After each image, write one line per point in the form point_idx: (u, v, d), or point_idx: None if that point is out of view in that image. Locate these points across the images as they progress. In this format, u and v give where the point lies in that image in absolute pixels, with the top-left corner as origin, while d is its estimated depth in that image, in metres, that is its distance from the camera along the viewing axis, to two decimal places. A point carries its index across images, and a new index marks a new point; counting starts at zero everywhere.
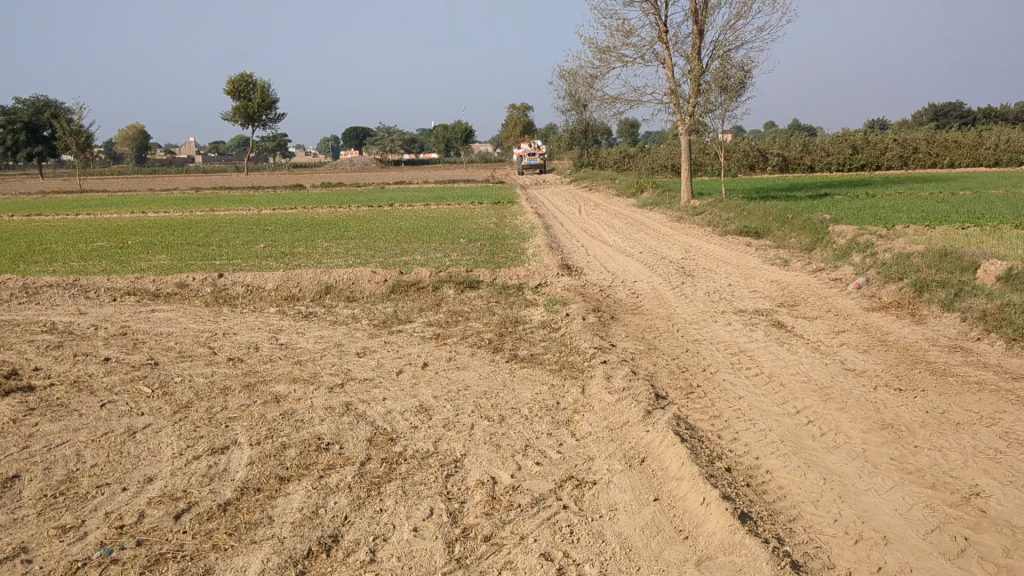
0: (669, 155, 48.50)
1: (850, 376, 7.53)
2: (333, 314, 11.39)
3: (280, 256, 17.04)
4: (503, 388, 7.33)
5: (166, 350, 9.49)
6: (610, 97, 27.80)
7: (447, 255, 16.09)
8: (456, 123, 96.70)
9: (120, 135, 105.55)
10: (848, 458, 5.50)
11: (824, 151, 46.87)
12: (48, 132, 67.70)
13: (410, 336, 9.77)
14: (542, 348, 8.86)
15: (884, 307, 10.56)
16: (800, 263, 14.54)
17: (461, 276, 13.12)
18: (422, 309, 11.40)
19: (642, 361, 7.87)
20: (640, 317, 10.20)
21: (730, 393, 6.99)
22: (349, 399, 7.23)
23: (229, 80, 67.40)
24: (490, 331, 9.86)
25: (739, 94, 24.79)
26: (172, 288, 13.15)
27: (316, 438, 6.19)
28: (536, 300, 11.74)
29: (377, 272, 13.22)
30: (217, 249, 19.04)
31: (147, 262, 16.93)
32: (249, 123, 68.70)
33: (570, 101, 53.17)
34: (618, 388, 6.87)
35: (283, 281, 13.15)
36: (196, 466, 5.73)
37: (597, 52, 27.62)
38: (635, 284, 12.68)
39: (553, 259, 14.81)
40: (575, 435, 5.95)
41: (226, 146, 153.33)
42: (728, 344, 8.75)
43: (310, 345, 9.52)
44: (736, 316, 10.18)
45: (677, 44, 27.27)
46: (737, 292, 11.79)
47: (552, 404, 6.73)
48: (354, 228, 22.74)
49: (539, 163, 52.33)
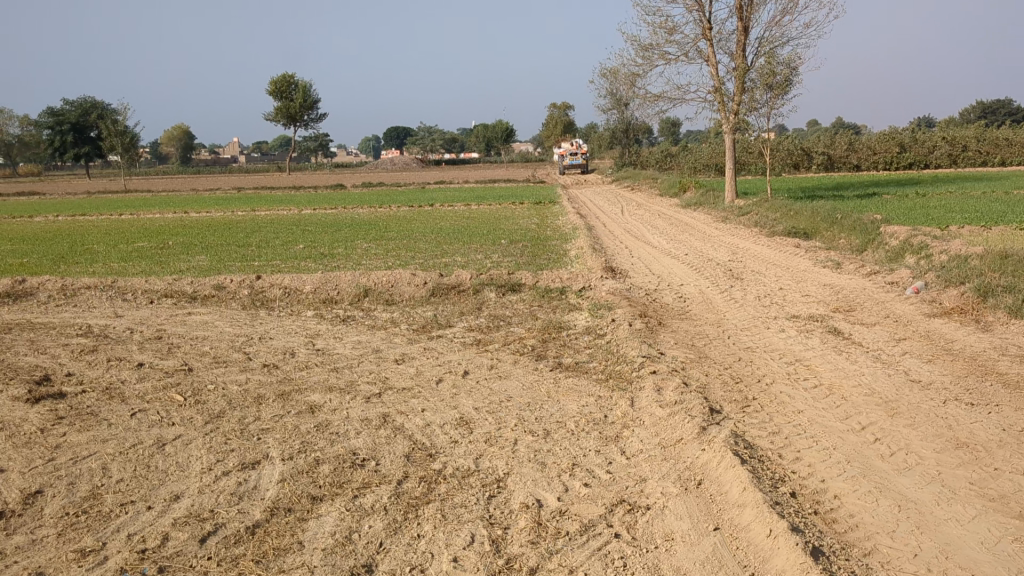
0: (712, 154, 47.82)
1: (917, 389, 7.07)
2: (372, 318, 11.11)
3: (319, 257, 16.85)
4: (547, 399, 6.96)
5: (200, 355, 9.27)
6: (652, 96, 27.34)
7: (488, 257, 15.75)
8: (496, 123, 96.48)
9: (165, 135, 106.69)
10: (922, 482, 5.07)
11: (870, 150, 46.04)
12: (96, 133, 68.53)
13: (450, 342, 9.44)
14: (587, 356, 8.50)
15: (946, 313, 10.06)
16: (852, 265, 14.03)
17: (502, 279, 12.79)
18: (462, 314, 11.08)
19: (693, 372, 7.46)
20: (688, 323, 9.80)
21: (789, 406, 6.57)
22: (387, 410, 6.91)
23: (271, 80, 67.74)
24: (532, 337, 9.51)
25: (786, 91, 24.21)
26: (209, 290, 12.96)
27: (351, 453, 5.88)
28: (580, 304, 11.37)
29: (417, 274, 12.94)
30: (256, 250, 18.90)
31: (186, 263, 16.82)
32: (291, 123, 69.04)
33: (611, 100, 52.73)
34: (669, 401, 6.48)
35: (321, 283, 12.90)
36: (225, 483, 5.45)
37: (640, 50, 27.17)
38: (682, 287, 12.26)
39: (596, 261, 14.42)
40: (625, 454, 5.58)
41: (269, 146, 154.37)
42: (784, 352, 8.32)
43: (348, 351, 9.24)
44: (789, 322, 9.73)
45: (721, 41, 26.74)
46: (788, 297, 11.33)
47: (599, 418, 6.37)
48: (394, 228, 22.50)
49: (580, 163, 51.85)
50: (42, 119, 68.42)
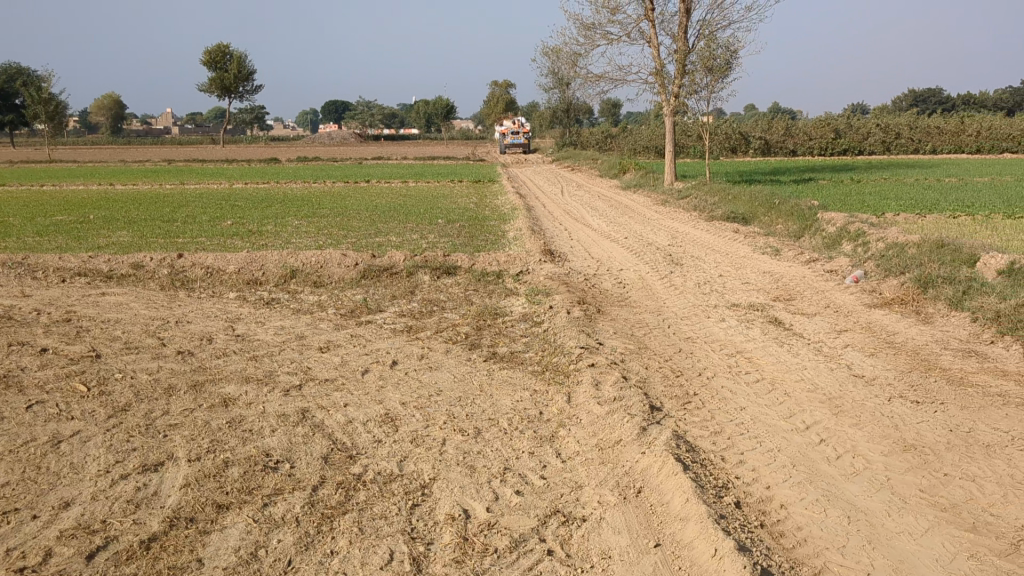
0: (651, 136, 47.87)
1: (861, 384, 6.83)
2: (298, 301, 10.60)
3: (247, 235, 16.18)
4: (480, 394, 6.57)
5: (111, 340, 8.67)
6: (594, 76, 27.00)
7: (423, 237, 15.27)
8: (437, 99, 94.06)
9: (96, 104, 103.35)
10: (871, 490, 4.80)
11: (806, 135, 46.34)
12: (20, 99, 65.82)
13: (379, 329, 8.98)
14: (523, 346, 8.12)
15: (887, 303, 9.90)
16: (792, 251, 13.87)
17: (437, 261, 12.32)
18: (395, 297, 10.62)
19: (632, 364, 7.12)
20: (627, 311, 9.49)
21: (731, 403, 6.29)
22: (308, 404, 6.46)
23: (205, 50, 65.96)
24: (466, 324, 9.09)
25: (726, 75, 24.04)
26: (127, 269, 12.28)
27: (264, 454, 5.43)
28: (516, 289, 10.99)
29: (349, 254, 12.41)
30: (180, 226, 18.12)
31: (106, 238, 16.03)
32: (226, 95, 67.25)
33: (553, 79, 52.42)
34: (608, 398, 6.12)
35: (245, 263, 12.30)
36: (121, 489, 4.95)
37: (582, 29, 26.82)
38: (621, 273, 11.96)
39: (535, 244, 14.05)
40: (560, 456, 5.22)
41: (203, 119, 150.58)
42: (724, 343, 8.06)
43: (270, 337, 8.73)
44: (730, 311, 9.47)
45: (663, 22, 26.50)
46: (729, 284, 11.09)
47: (533, 415, 6.01)
48: (327, 205, 21.85)
49: (521, 143, 51.24)
50: None
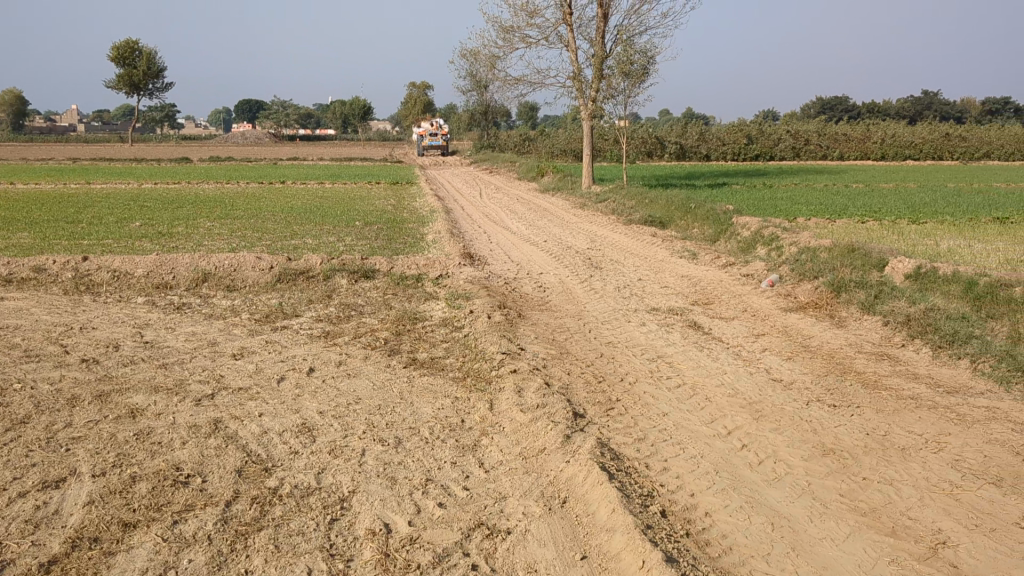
0: (568, 140, 48.19)
1: (779, 389, 6.91)
2: (211, 305, 10.27)
3: (156, 237, 15.67)
4: (400, 401, 6.43)
5: (10, 348, 8.24)
6: (512, 79, 26.99)
7: (341, 240, 15.01)
8: (353, 100, 92.49)
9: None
10: (793, 495, 4.82)
11: (720, 141, 46.99)
12: None
13: (295, 334, 8.74)
14: (444, 351, 7.99)
15: (802, 307, 10.07)
16: (708, 255, 14.05)
17: (355, 264, 12.10)
18: (311, 302, 10.37)
19: (554, 370, 7.06)
20: (548, 315, 9.45)
21: (654, 409, 6.28)
22: (220, 415, 6.22)
23: (113, 46, 63.97)
24: (385, 329, 8.92)
25: (642, 80, 24.29)
26: (27, 273, 11.75)
27: (174, 468, 5.19)
28: (435, 293, 10.85)
29: (264, 257, 12.10)
30: (86, 227, 17.46)
31: (5, 240, 15.34)
32: (135, 91, 65.31)
33: (471, 81, 52.36)
34: (531, 405, 6.04)
35: (155, 266, 11.88)
36: (18, 508, 4.67)
37: (500, 31, 26.80)
38: (541, 276, 11.92)
39: (454, 247, 13.93)
40: (483, 466, 5.12)
41: (110, 116, 146.06)
42: (646, 348, 8.07)
43: (180, 344, 8.42)
44: (649, 315, 9.51)
45: (581, 27, 26.67)
46: (648, 288, 11.15)
47: (455, 423, 5.89)
48: (241, 206, 21.34)
49: (439, 144, 50.99)
50: None
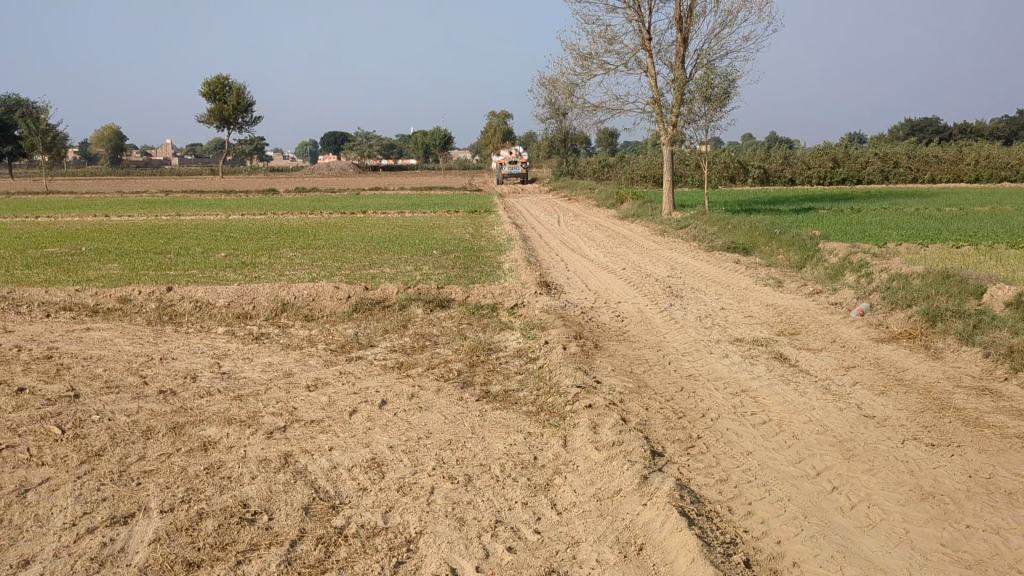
0: (648, 166, 47.82)
1: (872, 425, 6.52)
2: (288, 336, 10.29)
3: (240, 266, 15.93)
4: (472, 436, 6.26)
5: (92, 378, 8.35)
6: (591, 106, 26.87)
7: (418, 268, 15.01)
8: (435, 130, 94.16)
9: (96, 135, 103.78)
10: (889, 545, 4.47)
11: (805, 164, 46.07)
12: (18, 131, 65.92)
13: (369, 365, 8.67)
14: (518, 384, 7.80)
15: (895, 338, 9.59)
16: (793, 283, 13.60)
17: (431, 294, 12.03)
18: (387, 332, 10.31)
19: (631, 404, 6.80)
20: (626, 346, 9.19)
21: (737, 447, 5.97)
22: (291, 449, 6.14)
23: (205, 82, 66.12)
24: (459, 361, 8.78)
25: (723, 104, 23.87)
26: (114, 303, 12.00)
27: (241, 505, 5.10)
28: (511, 323, 10.69)
29: (341, 287, 12.11)
30: (173, 258, 17.86)
31: (96, 271, 15.77)
32: (225, 125, 67.31)
33: (550, 109, 52.49)
34: (607, 442, 5.80)
35: (236, 296, 12.01)
36: (86, 545, 4.63)
37: (579, 58, 26.73)
38: (619, 306, 11.67)
39: (530, 275, 13.77)
40: (556, 507, 4.90)
41: (202, 149, 150.79)
42: (728, 381, 7.74)
43: (256, 375, 8.42)
44: (732, 346, 9.17)
45: (660, 52, 26.43)
46: (731, 317, 10.80)
47: (527, 461, 5.69)
48: (323, 236, 21.61)
49: (519, 172, 51.12)
50: None
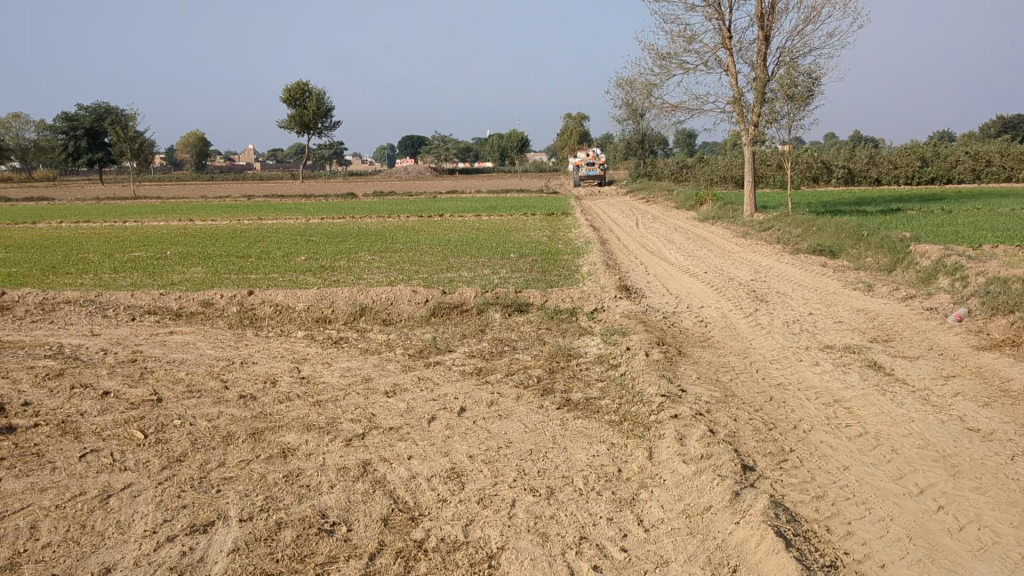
0: (727, 166, 47.07)
1: (977, 440, 6.14)
2: (366, 340, 10.26)
3: (319, 270, 16.06)
4: (553, 447, 6.07)
5: (174, 383, 8.41)
6: (669, 106, 26.47)
7: (496, 272, 14.90)
8: (511, 133, 94.42)
9: (182, 142, 106.85)
10: (1005, 571, 4.16)
11: (890, 164, 44.76)
12: (108, 139, 68.09)
13: (448, 371, 8.56)
14: (599, 392, 7.58)
15: (997, 346, 9.10)
16: (885, 287, 13.09)
17: (509, 297, 11.89)
18: (465, 337, 10.20)
19: (718, 415, 6.53)
20: (711, 353, 8.89)
21: (833, 461, 5.66)
22: (369, 457, 6.04)
23: (286, 88, 67.37)
24: (539, 367, 8.60)
25: (807, 103, 23.23)
26: (196, 306, 12.15)
27: (319, 515, 5.01)
28: (590, 328, 10.48)
29: (419, 290, 12.05)
30: (254, 261, 18.11)
31: (179, 274, 16.07)
32: (305, 131, 68.48)
33: (627, 110, 52.12)
34: (695, 455, 5.56)
35: (316, 300, 12.04)
36: (165, 554, 4.59)
37: (657, 58, 26.36)
38: (702, 311, 11.35)
39: (609, 279, 13.53)
40: (643, 523, 4.70)
41: (283, 155, 153.72)
42: (820, 391, 7.40)
43: (335, 380, 8.38)
44: (822, 354, 8.80)
45: (741, 50, 25.89)
46: (819, 323, 10.41)
47: (611, 473, 5.48)
48: (401, 239, 21.72)
49: (597, 174, 50.82)
50: (57, 124, 68.30)
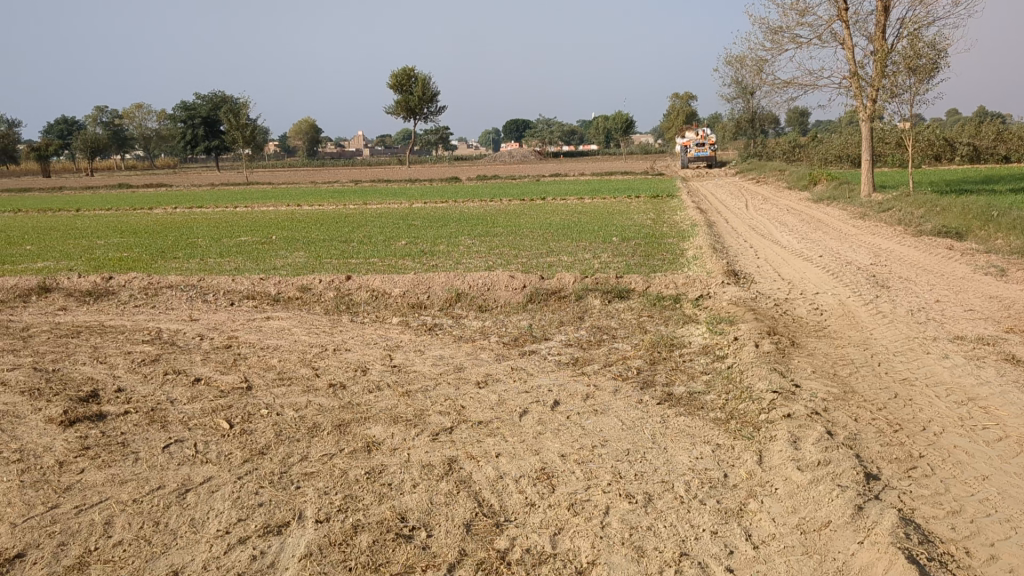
0: (844, 145, 45.14)
1: None
2: (461, 327, 9.96)
3: (419, 255, 15.82)
4: (652, 447, 5.61)
5: (266, 370, 8.27)
6: (781, 83, 25.37)
7: (597, 257, 14.41)
8: (616, 115, 93.14)
9: (295, 129, 109.31)
10: None
11: (1021, 140, 42.00)
12: (223, 127, 69.85)
13: (543, 361, 8.15)
14: (704, 386, 7.06)
15: None
16: (1020, 272, 12.05)
17: (610, 283, 11.42)
18: (563, 324, 9.79)
19: (837, 415, 5.93)
20: (827, 344, 8.25)
21: (970, 470, 5.03)
22: (456, 454, 5.69)
23: (392, 74, 68.10)
24: (640, 357, 8.12)
25: (931, 76, 21.85)
26: (293, 291, 12.07)
27: (398, 518, 4.68)
28: (696, 316, 9.92)
29: (516, 276, 11.69)
30: (356, 246, 18.09)
31: (283, 259, 16.14)
32: (412, 116, 68.86)
33: (737, 88, 50.58)
34: (812, 461, 5.01)
35: (412, 285, 11.81)
36: (236, 558, 4.34)
37: (768, 33, 25.29)
38: (818, 297, 10.66)
39: (717, 264, 12.89)
40: (751, 539, 4.22)
41: (391, 141, 155.52)
42: (952, 388, 6.70)
43: (427, 369, 8.07)
44: (952, 346, 8.04)
45: (858, 23, 24.59)
46: (948, 312, 9.61)
47: (716, 479, 5.00)
48: (503, 223, 21.35)
49: (705, 156, 49.48)
50: (177, 113, 70.65)
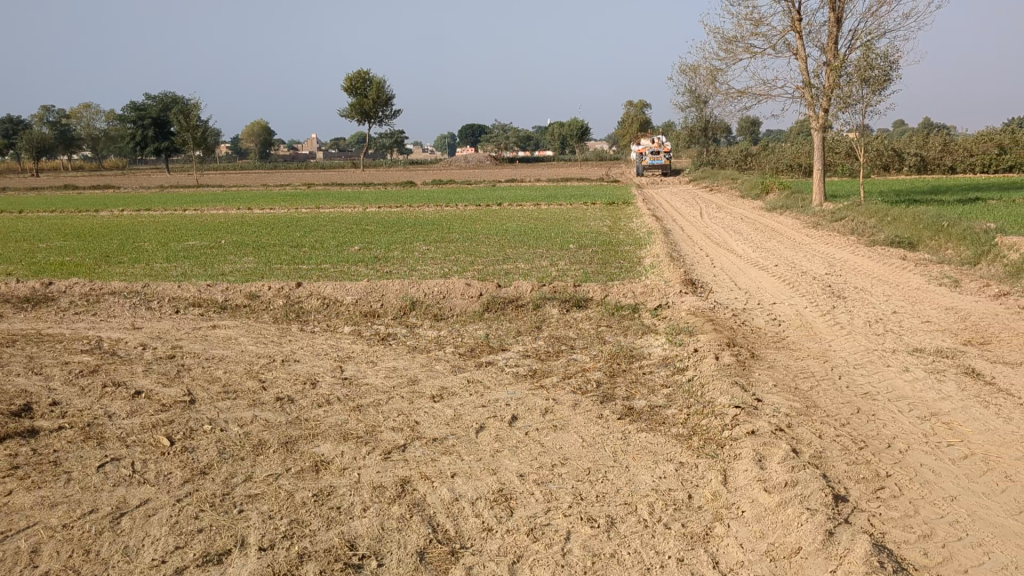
0: (795, 154, 45.60)
1: None
2: (415, 337, 9.69)
3: (372, 261, 15.51)
4: (614, 465, 5.41)
5: (210, 382, 7.93)
6: (735, 92, 25.46)
7: (553, 264, 14.23)
8: (571, 122, 93.31)
9: (246, 131, 107.88)
10: None
11: (966, 151, 42.70)
12: (174, 128, 68.54)
13: (499, 373, 7.92)
14: (665, 400, 6.88)
15: None
16: (973, 283, 12.08)
17: (567, 292, 11.23)
18: (519, 334, 9.57)
19: (802, 432, 5.78)
20: (788, 356, 8.13)
21: (939, 490, 4.90)
22: (409, 473, 5.44)
23: (346, 77, 67.49)
24: (598, 369, 7.92)
25: (883, 87, 22.04)
26: (242, 299, 11.70)
27: (348, 545, 4.42)
28: (654, 326, 9.76)
29: (472, 285, 11.47)
30: (307, 251, 17.72)
31: (231, 264, 15.73)
32: (366, 118, 68.29)
33: (690, 97, 50.86)
34: (779, 482, 4.84)
35: (365, 293, 11.52)
36: None
37: (723, 42, 25.37)
38: (775, 307, 10.59)
39: (674, 272, 12.77)
40: (719, 568, 4.03)
41: (345, 144, 154.32)
42: (915, 403, 6.59)
43: (379, 382, 7.80)
44: (912, 358, 7.96)
45: (811, 33, 24.76)
46: (905, 322, 9.58)
47: (680, 500, 4.81)
48: (459, 229, 21.12)
49: (660, 163, 49.67)
50: (126, 114, 69.22)
